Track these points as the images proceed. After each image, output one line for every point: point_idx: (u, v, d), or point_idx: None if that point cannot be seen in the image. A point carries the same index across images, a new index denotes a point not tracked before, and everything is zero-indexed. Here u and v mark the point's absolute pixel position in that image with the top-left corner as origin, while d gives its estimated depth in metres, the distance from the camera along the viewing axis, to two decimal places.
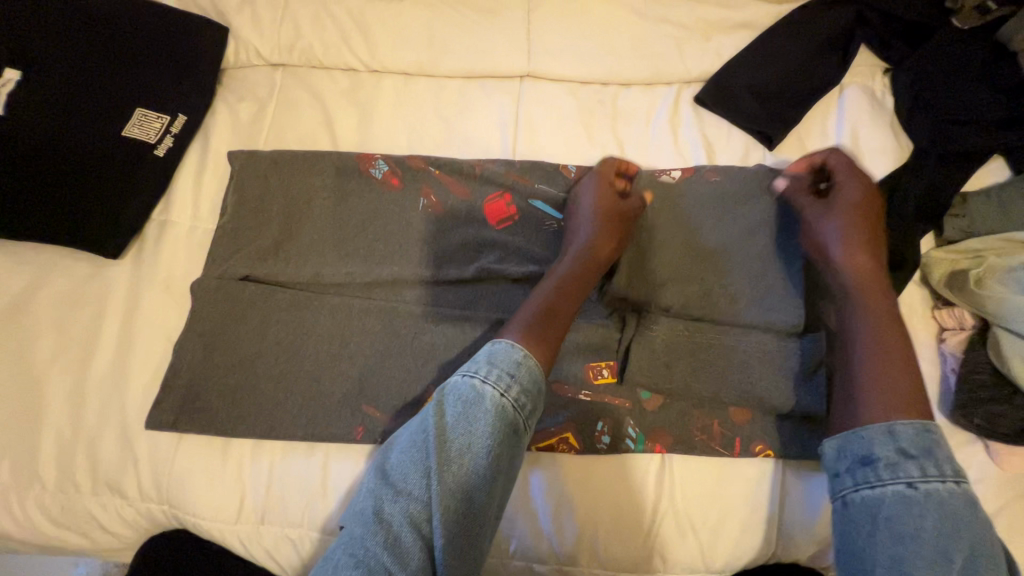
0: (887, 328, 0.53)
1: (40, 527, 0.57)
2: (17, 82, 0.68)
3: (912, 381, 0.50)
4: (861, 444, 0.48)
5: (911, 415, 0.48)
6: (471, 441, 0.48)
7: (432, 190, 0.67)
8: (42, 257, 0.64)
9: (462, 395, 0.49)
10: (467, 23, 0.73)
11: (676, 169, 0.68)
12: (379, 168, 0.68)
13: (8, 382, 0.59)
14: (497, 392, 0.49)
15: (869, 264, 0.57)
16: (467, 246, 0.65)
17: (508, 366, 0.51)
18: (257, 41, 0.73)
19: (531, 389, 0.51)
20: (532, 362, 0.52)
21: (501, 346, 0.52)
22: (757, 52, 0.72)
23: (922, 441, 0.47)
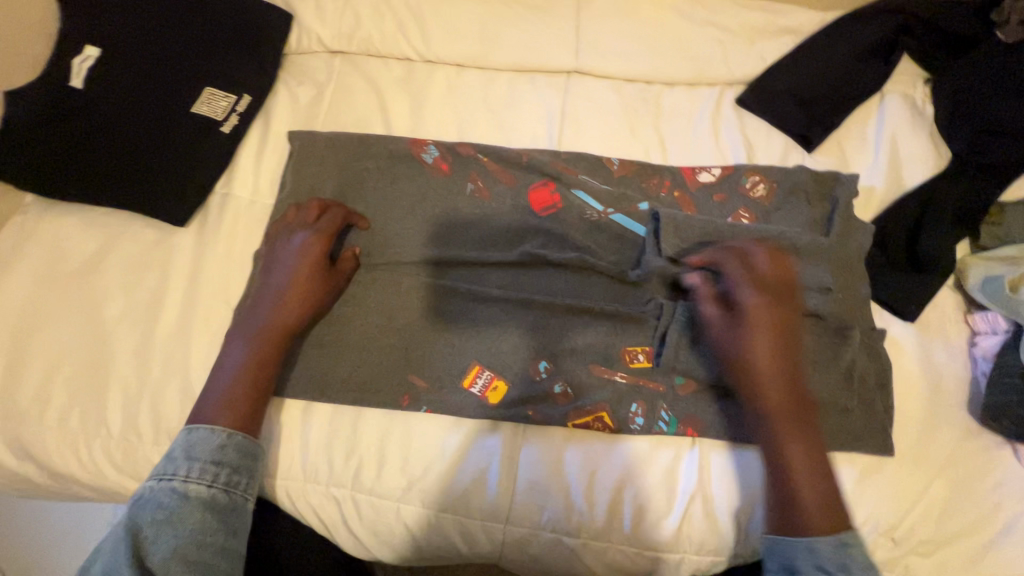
0: (807, 430, 0.56)
1: (106, 472, 0.61)
2: (95, 57, 0.72)
3: (828, 486, 0.54)
4: (786, 552, 0.52)
5: (822, 524, 0.51)
6: (200, 543, 0.47)
7: (479, 176, 0.70)
8: (113, 223, 0.69)
9: (161, 500, 0.48)
10: (518, 19, 0.76)
11: (715, 168, 0.71)
12: (430, 153, 0.71)
13: (82, 336, 0.63)
14: (192, 488, 0.49)
15: (765, 357, 0.57)
16: (502, 234, 0.67)
17: (207, 457, 0.51)
18: (319, 29, 0.77)
19: (246, 459, 0.53)
20: (238, 440, 0.53)
21: (201, 432, 0.53)
22: (799, 59, 0.74)
23: (843, 555, 0.50)
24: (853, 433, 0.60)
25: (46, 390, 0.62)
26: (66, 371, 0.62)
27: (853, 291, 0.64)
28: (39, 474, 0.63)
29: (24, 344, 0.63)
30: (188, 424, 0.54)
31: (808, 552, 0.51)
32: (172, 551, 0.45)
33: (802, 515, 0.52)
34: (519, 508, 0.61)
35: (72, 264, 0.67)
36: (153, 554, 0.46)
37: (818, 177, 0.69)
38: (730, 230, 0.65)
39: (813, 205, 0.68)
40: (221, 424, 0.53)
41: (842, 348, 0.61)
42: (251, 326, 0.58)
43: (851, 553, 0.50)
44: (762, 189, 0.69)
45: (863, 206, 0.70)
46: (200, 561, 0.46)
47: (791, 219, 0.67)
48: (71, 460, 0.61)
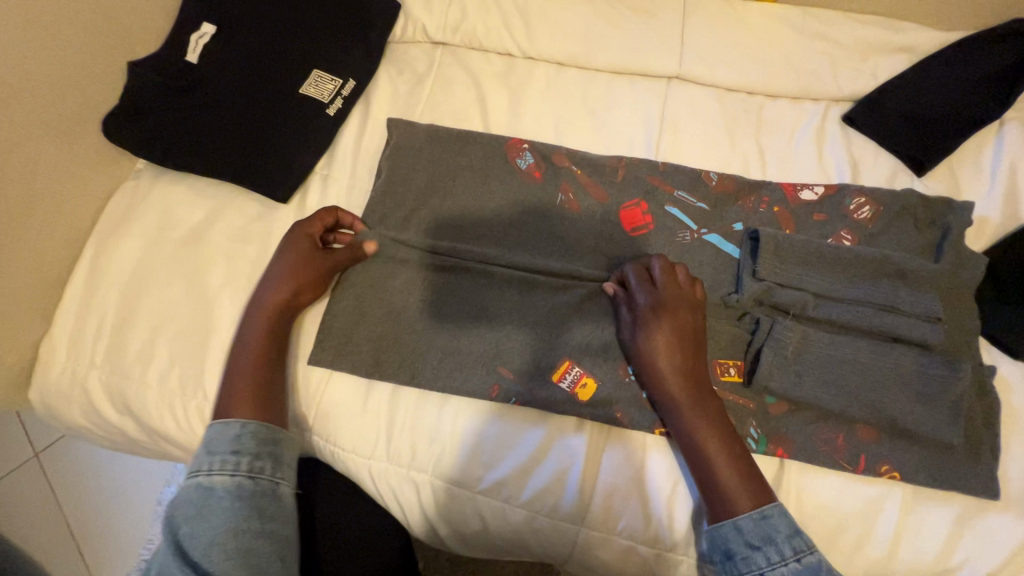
0: (708, 425, 0.55)
1: (199, 433, 0.64)
2: (211, 34, 0.75)
3: (754, 479, 0.54)
4: (720, 539, 0.53)
5: (752, 507, 0.52)
6: (237, 531, 0.47)
7: (571, 189, 0.69)
8: (219, 194, 0.71)
9: (190, 497, 0.48)
10: (623, 21, 0.76)
11: (818, 186, 0.68)
12: (524, 158, 0.70)
13: (187, 301, 0.66)
14: (222, 479, 0.49)
15: (672, 356, 0.57)
16: (586, 237, 0.67)
17: (228, 446, 0.52)
18: (425, 19, 0.78)
19: (265, 444, 0.53)
20: (253, 429, 0.53)
21: (218, 427, 0.53)
22: (914, 80, 0.71)
23: (787, 526, 0.51)
24: (955, 470, 0.58)
25: (151, 348, 0.65)
26: (170, 333, 0.65)
27: (962, 324, 0.61)
28: (135, 428, 0.67)
29: (133, 303, 0.66)
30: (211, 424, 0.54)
31: (737, 533, 0.52)
32: (209, 543, 0.46)
33: (730, 501, 0.53)
34: (598, 511, 0.60)
35: (180, 232, 0.69)
36: (192, 547, 0.46)
37: (930, 204, 0.66)
38: (833, 253, 0.62)
39: (924, 232, 0.65)
40: (239, 416, 0.54)
41: (952, 381, 0.58)
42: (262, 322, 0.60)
43: (773, 524, 0.51)
44: (867, 211, 0.66)
45: (973, 236, 0.68)
46: (241, 549, 0.46)
47: (898, 243, 0.65)
48: (168, 418, 0.64)
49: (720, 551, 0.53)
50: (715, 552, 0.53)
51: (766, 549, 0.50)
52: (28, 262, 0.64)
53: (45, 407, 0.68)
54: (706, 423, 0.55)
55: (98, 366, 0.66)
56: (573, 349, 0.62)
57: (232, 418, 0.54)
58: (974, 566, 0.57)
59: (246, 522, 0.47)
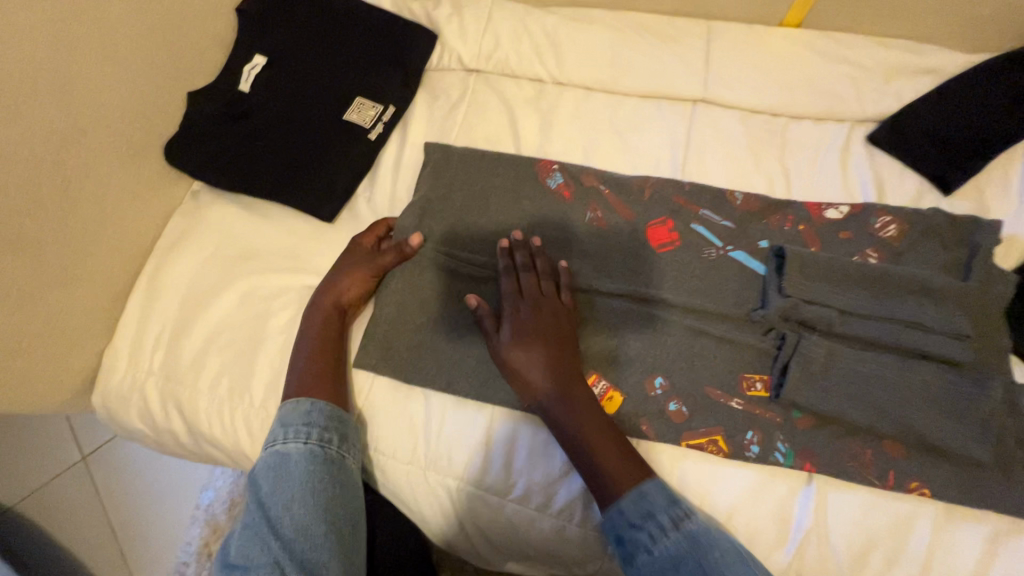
0: (585, 413, 0.59)
1: (244, 438, 0.68)
2: (262, 65, 0.81)
3: (628, 458, 0.58)
4: (610, 526, 0.56)
5: (628, 486, 0.56)
6: (312, 492, 0.55)
7: (598, 207, 0.72)
8: (267, 214, 0.76)
9: (269, 460, 0.56)
10: (649, 48, 0.79)
11: (844, 205, 0.70)
12: (554, 179, 0.73)
13: (237, 313, 0.71)
14: (298, 445, 0.57)
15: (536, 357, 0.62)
16: (610, 254, 0.70)
17: (300, 418, 0.59)
18: (460, 48, 0.83)
19: (332, 421, 0.60)
20: (322, 406, 0.60)
21: (289, 406, 0.60)
22: (939, 102, 0.73)
23: (663, 500, 0.55)
24: (987, 489, 0.58)
25: (203, 358, 0.69)
26: (221, 343, 0.70)
27: (992, 343, 0.62)
28: (187, 433, 0.71)
29: (187, 315, 0.71)
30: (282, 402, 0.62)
31: (620, 516, 0.55)
32: (291, 502, 0.54)
33: (615, 483, 0.56)
34: None
35: (231, 249, 0.74)
36: (275, 505, 0.54)
37: (958, 223, 0.66)
38: (858, 271, 0.64)
39: (950, 251, 0.66)
40: (304, 396, 0.61)
41: (982, 400, 0.58)
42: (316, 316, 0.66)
43: (650, 499, 0.55)
44: (893, 230, 0.67)
45: (1003, 254, 0.68)
46: (319, 508, 0.54)
47: (924, 261, 0.66)
48: (217, 423, 0.68)
49: (611, 536, 0.56)
50: (608, 538, 0.56)
51: (646, 524, 0.54)
52: (96, 276, 0.70)
53: (104, 412, 0.73)
54: (579, 411, 0.59)
55: (154, 374, 0.70)
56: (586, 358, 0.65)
57: (302, 397, 0.61)
58: None
59: (321, 486, 0.55)
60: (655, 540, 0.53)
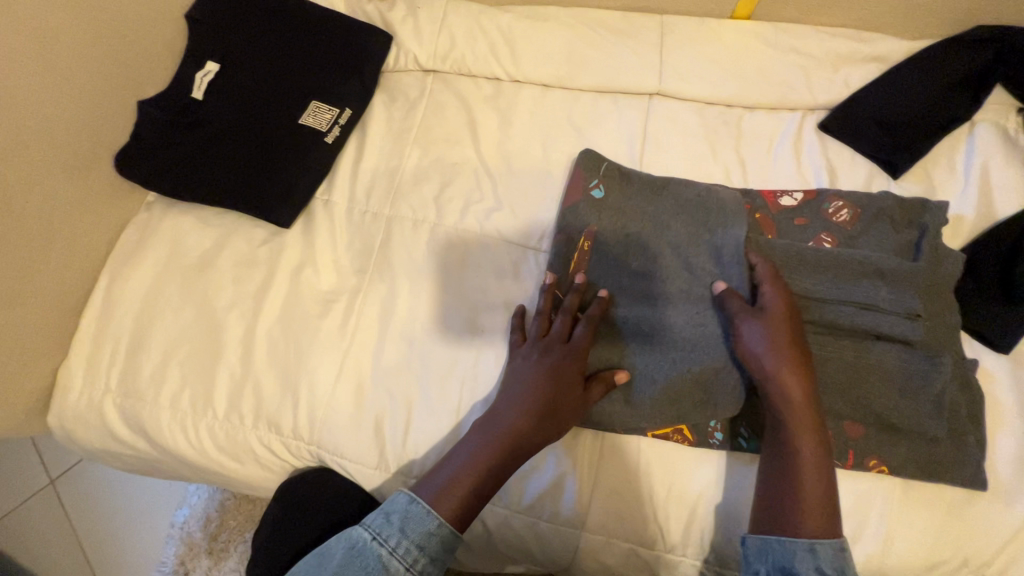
0: (807, 443, 0.55)
1: (210, 450, 0.67)
2: (215, 71, 0.79)
3: (832, 506, 0.55)
4: (783, 554, 0.54)
5: (833, 537, 0.54)
6: None
7: (599, 203, 0.67)
8: (224, 222, 0.75)
9: (367, 567, 0.53)
10: (604, 43, 0.80)
11: (797, 193, 0.70)
12: (595, 186, 0.67)
13: (196, 324, 0.69)
14: (402, 567, 0.54)
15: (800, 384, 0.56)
16: (647, 263, 0.64)
17: (418, 536, 0.54)
18: (416, 48, 0.82)
19: (444, 551, 0.56)
20: (447, 532, 0.55)
21: (420, 507, 0.56)
22: (883, 89, 0.74)
23: (838, 560, 0.53)
24: (941, 462, 0.59)
25: (162, 371, 0.68)
26: (181, 356, 0.68)
27: (941, 319, 0.63)
28: (151, 449, 0.70)
29: (144, 328, 0.70)
30: (410, 492, 0.57)
31: (813, 556, 0.53)
32: None
33: (799, 521, 0.54)
34: (599, 516, 0.62)
35: (188, 259, 0.73)
36: None
37: (905, 206, 0.68)
38: (816, 256, 0.63)
39: (900, 232, 0.67)
40: (442, 512, 0.55)
41: (936, 376, 0.59)
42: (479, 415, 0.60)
43: (847, 558, 0.53)
44: (846, 214, 0.68)
45: (950, 234, 0.70)
46: None
47: (878, 243, 0.66)
48: (180, 436, 0.67)
49: (778, 566, 0.53)
50: (770, 567, 0.54)
51: None
52: (48, 292, 0.68)
53: (62, 431, 0.71)
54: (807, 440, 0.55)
55: (112, 391, 0.69)
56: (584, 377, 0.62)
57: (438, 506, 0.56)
58: (967, 557, 0.59)
59: None
60: (797, 567, 0.53)
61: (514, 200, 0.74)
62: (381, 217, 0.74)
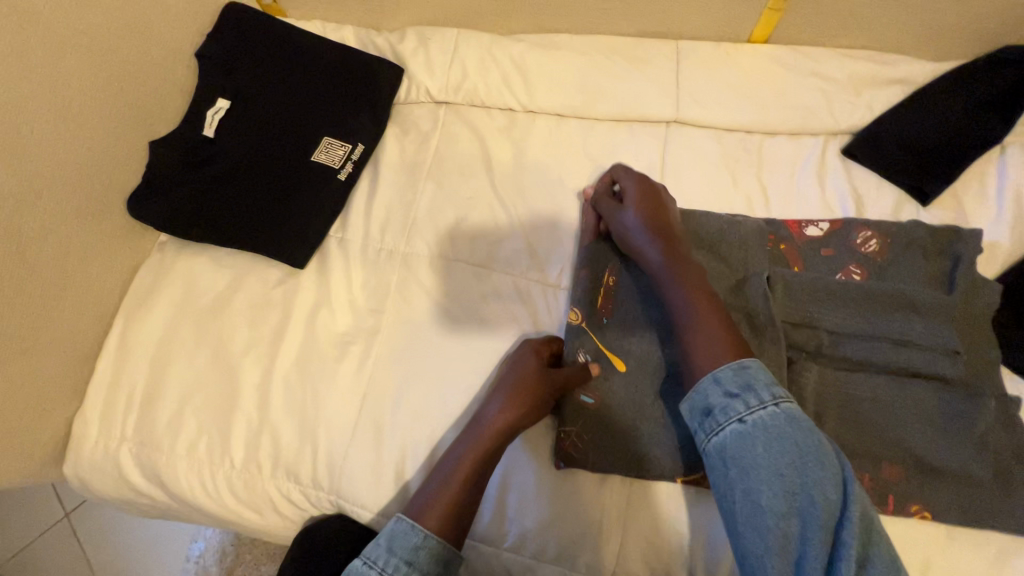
0: (717, 338, 0.55)
1: (227, 500, 0.66)
2: (225, 109, 0.79)
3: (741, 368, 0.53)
4: (698, 399, 0.54)
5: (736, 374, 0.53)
6: None
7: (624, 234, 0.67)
8: (238, 263, 0.74)
9: None
10: (619, 71, 0.78)
11: (823, 221, 0.68)
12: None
13: (212, 370, 0.68)
14: None
15: (693, 290, 0.58)
16: None
17: (406, 552, 0.54)
18: (428, 80, 0.81)
19: (437, 565, 0.55)
20: (434, 544, 0.55)
21: (405, 523, 0.56)
22: (909, 112, 0.72)
23: (740, 379, 0.52)
24: (985, 507, 0.56)
25: (177, 420, 0.67)
26: (196, 402, 0.67)
27: (981, 355, 0.60)
28: (167, 497, 0.68)
29: (160, 374, 0.69)
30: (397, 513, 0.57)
31: (715, 385, 0.53)
32: None
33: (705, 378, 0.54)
34: (630, 564, 0.60)
35: (202, 302, 0.72)
36: None
37: (938, 234, 0.65)
38: (843, 290, 0.61)
39: (932, 264, 0.64)
40: (427, 526, 0.55)
41: (977, 416, 0.57)
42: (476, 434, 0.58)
43: (751, 373, 0.52)
44: (875, 244, 0.66)
45: (985, 262, 0.67)
46: None
47: (910, 274, 0.64)
48: (196, 485, 0.65)
49: (699, 409, 0.54)
50: (694, 419, 0.54)
51: (744, 395, 0.51)
52: (62, 340, 0.67)
53: (77, 480, 0.70)
54: (716, 332, 0.55)
55: (128, 440, 0.67)
56: (600, 420, 0.60)
57: (422, 521, 0.56)
58: None
59: None
60: (715, 405, 0.52)
61: (530, 234, 0.73)
62: (396, 254, 0.73)
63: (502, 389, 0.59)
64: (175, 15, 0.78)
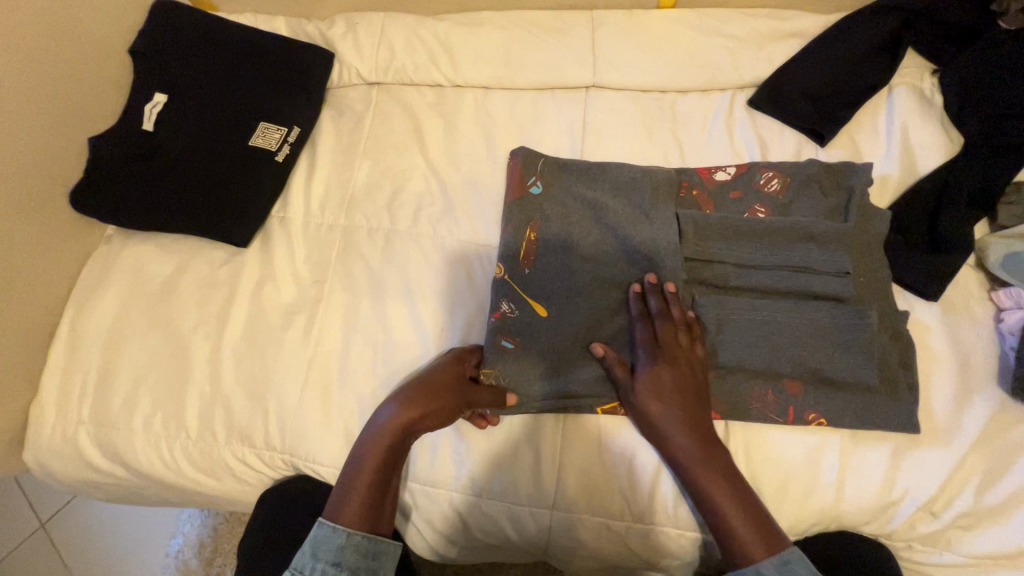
0: (697, 456, 0.58)
1: (186, 468, 0.69)
2: (163, 102, 0.81)
3: (755, 512, 0.56)
4: None
5: (772, 554, 0.54)
6: None
7: (546, 186, 0.70)
8: (183, 247, 0.77)
9: None
10: (538, 42, 0.83)
11: (730, 167, 0.72)
12: (534, 183, 0.70)
13: (163, 349, 0.71)
14: None
15: (683, 410, 0.60)
16: (592, 244, 0.68)
17: (331, 554, 0.56)
18: (358, 63, 0.85)
19: (366, 558, 0.57)
20: (357, 541, 0.57)
21: (326, 528, 0.57)
22: (805, 62, 0.78)
23: None
24: (879, 410, 0.62)
25: (132, 399, 0.69)
26: (149, 380, 0.70)
27: (869, 277, 0.66)
28: (130, 474, 0.71)
29: (112, 357, 0.71)
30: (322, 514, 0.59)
31: None
32: None
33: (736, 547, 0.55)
34: (568, 492, 0.65)
35: (150, 286, 0.74)
36: None
37: (833, 170, 0.70)
38: (746, 227, 0.66)
39: (830, 198, 0.69)
40: (343, 521, 0.58)
41: (863, 330, 0.63)
42: (375, 426, 0.62)
43: None
44: (776, 183, 0.70)
45: (878, 193, 0.74)
46: None
47: (808, 208, 0.69)
48: (156, 457, 0.69)
49: None
50: None
51: None
52: (11, 332, 0.69)
53: (39, 467, 0.72)
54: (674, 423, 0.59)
55: (85, 423, 0.70)
56: (518, 363, 0.64)
57: (339, 519, 0.58)
58: (914, 496, 0.62)
59: None
60: None
61: (462, 200, 0.77)
62: (336, 228, 0.77)
63: (409, 387, 0.63)
64: (105, 12, 0.79)
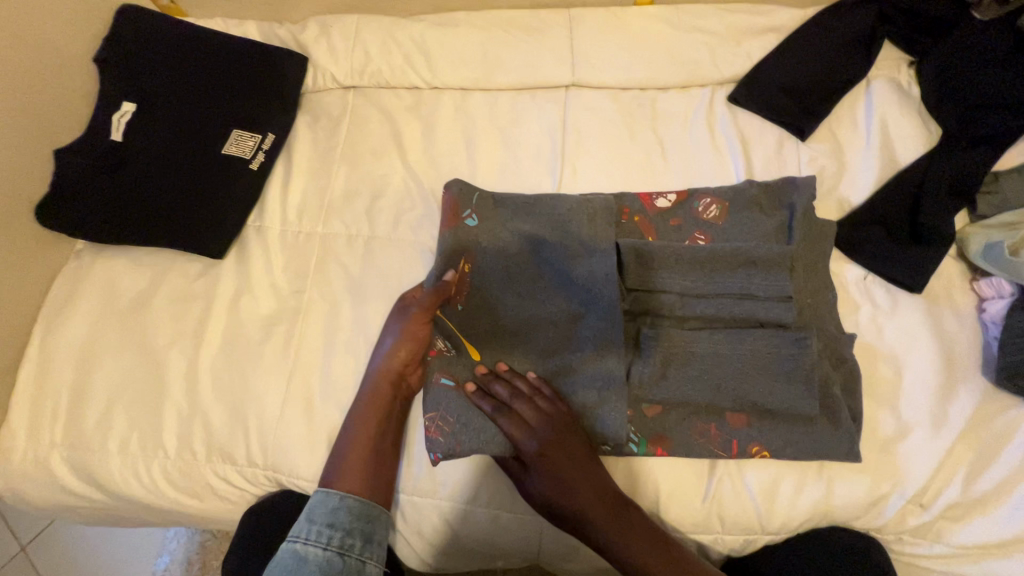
0: (612, 528, 0.57)
1: (166, 488, 0.67)
2: (131, 112, 0.78)
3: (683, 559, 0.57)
4: None
5: None
6: None
7: (477, 216, 0.66)
8: (156, 260, 0.74)
9: (289, 561, 0.57)
10: (515, 41, 0.82)
11: (671, 194, 0.70)
12: (468, 215, 0.66)
13: (138, 366, 0.69)
14: (320, 548, 0.58)
15: (583, 485, 0.58)
16: (530, 275, 0.64)
17: (325, 517, 0.59)
18: (332, 66, 0.83)
19: (359, 519, 0.60)
20: (350, 503, 0.60)
21: (319, 494, 0.61)
22: (783, 57, 0.78)
23: None
24: (819, 440, 0.61)
25: (107, 419, 0.67)
26: (123, 399, 0.68)
27: (811, 309, 0.65)
28: (107, 496, 0.69)
29: (85, 376, 0.69)
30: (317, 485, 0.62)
31: None
32: None
33: None
34: None
35: (123, 302, 0.72)
36: None
37: (772, 190, 0.69)
38: (687, 256, 0.64)
39: (776, 220, 0.67)
40: (338, 488, 0.61)
41: (803, 358, 0.61)
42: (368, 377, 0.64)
43: None
44: (714, 210, 0.69)
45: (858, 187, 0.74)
46: None
47: (747, 232, 0.67)
48: (134, 478, 0.67)
49: None
50: None
51: None
52: None
53: (12, 493, 0.70)
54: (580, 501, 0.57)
55: (58, 445, 0.68)
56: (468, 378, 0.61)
57: (333, 487, 0.61)
58: (903, 488, 0.62)
59: None
60: None
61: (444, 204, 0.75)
62: (314, 236, 0.75)
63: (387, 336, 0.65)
64: (66, 19, 0.76)
